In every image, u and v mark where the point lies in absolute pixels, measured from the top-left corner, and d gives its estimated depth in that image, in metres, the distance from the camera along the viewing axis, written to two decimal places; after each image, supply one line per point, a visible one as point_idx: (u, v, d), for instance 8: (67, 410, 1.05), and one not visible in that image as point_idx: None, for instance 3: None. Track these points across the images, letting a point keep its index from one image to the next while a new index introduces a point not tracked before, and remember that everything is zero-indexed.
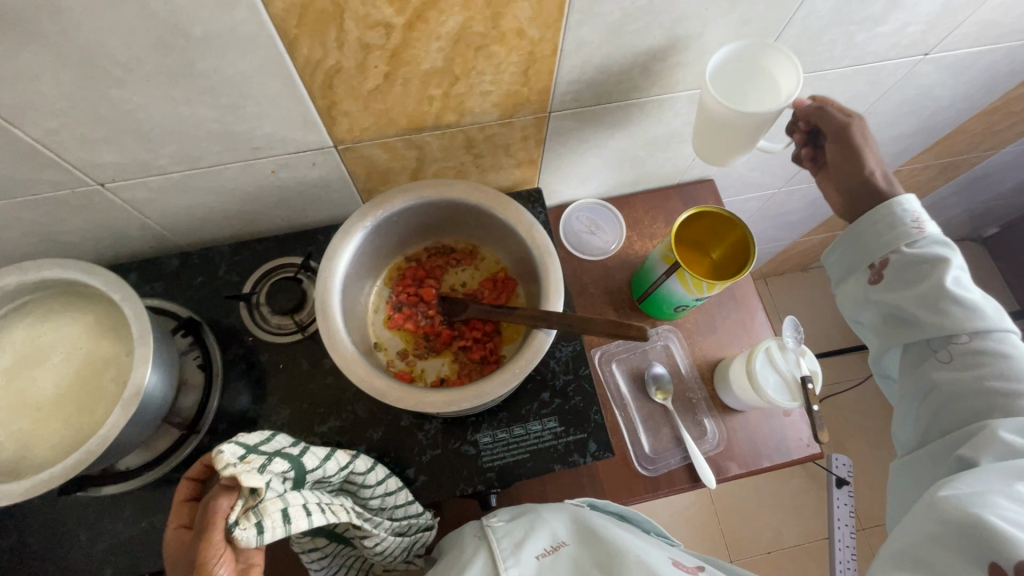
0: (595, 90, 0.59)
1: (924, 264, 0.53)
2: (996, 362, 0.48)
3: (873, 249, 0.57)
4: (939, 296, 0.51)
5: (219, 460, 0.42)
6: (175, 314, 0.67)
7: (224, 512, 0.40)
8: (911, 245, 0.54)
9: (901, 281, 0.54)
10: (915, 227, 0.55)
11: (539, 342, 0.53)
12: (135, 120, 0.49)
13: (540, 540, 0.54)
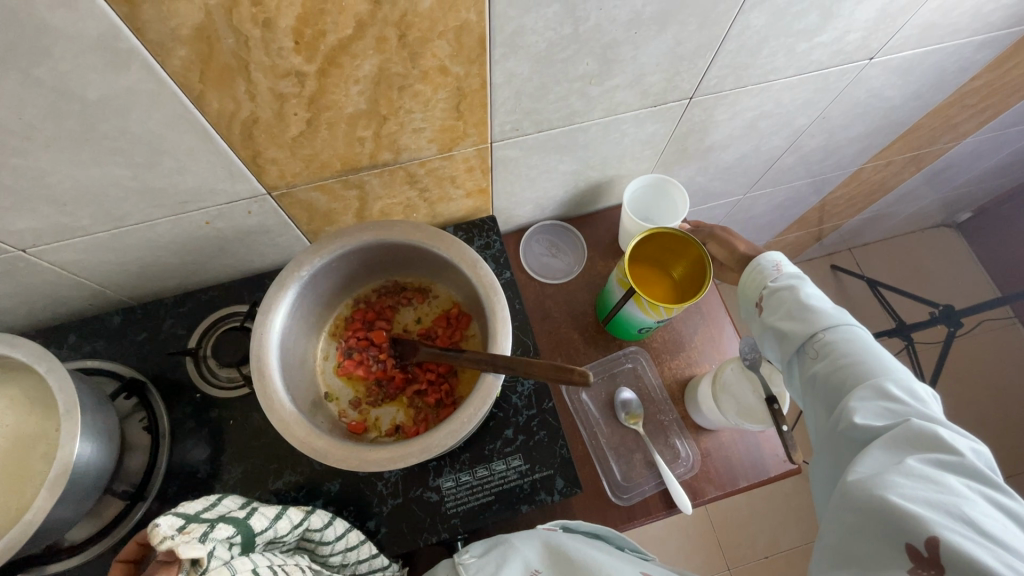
0: (534, 118, 0.58)
1: (782, 290, 0.60)
2: (848, 347, 0.52)
3: (750, 292, 0.64)
4: (799, 307, 0.57)
5: (155, 536, 0.35)
6: (117, 374, 0.64)
7: None
8: (775, 280, 0.62)
9: (774, 303, 0.60)
10: (775, 267, 0.63)
11: (487, 387, 0.50)
12: (45, 185, 0.47)
13: (513, 569, 0.51)
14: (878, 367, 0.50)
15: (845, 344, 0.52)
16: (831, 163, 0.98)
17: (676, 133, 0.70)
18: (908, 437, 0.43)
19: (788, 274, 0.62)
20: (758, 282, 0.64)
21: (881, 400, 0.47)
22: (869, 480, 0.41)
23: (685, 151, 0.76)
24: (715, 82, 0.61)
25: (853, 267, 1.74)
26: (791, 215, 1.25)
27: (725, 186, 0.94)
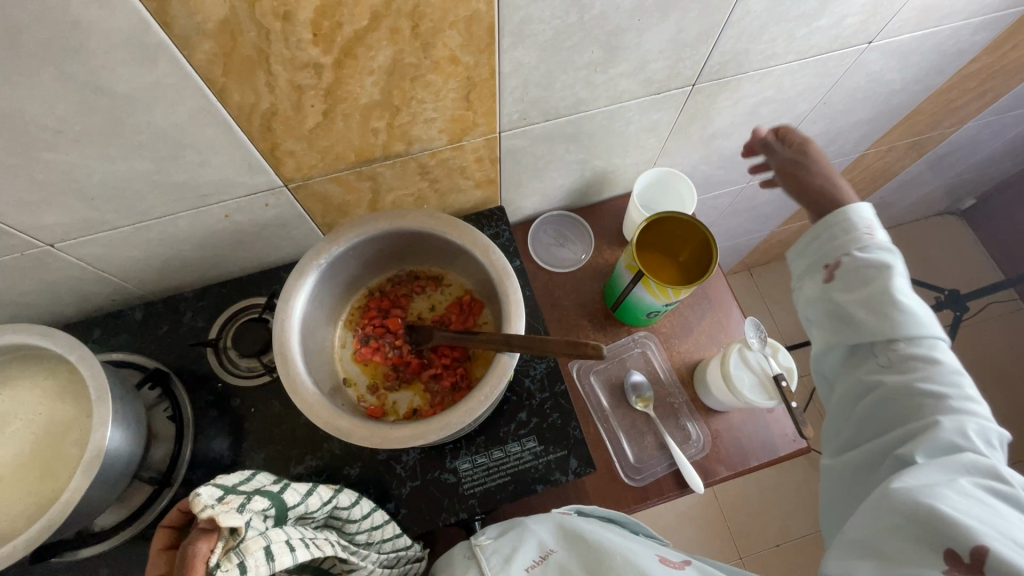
0: (541, 107, 0.59)
1: (869, 269, 0.51)
2: (925, 366, 0.47)
3: (828, 252, 0.55)
4: (884, 298, 0.49)
5: (195, 505, 0.37)
6: (141, 366, 0.66)
7: (203, 558, 0.35)
8: (863, 248, 0.52)
9: (849, 279, 0.52)
10: (869, 234, 0.53)
11: (503, 366, 0.52)
12: (74, 180, 0.49)
13: (529, 552, 0.52)
14: (935, 361, 0.47)
15: (902, 322, 0.49)
16: (833, 149, 0.99)
17: (679, 120, 0.72)
18: (954, 449, 0.43)
19: (879, 248, 0.52)
20: (840, 242, 0.54)
21: (935, 405, 0.45)
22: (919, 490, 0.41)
23: (688, 139, 0.77)
24: (716, 68, 0.63)
25: None
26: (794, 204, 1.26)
27: (729, 174, 0.95)
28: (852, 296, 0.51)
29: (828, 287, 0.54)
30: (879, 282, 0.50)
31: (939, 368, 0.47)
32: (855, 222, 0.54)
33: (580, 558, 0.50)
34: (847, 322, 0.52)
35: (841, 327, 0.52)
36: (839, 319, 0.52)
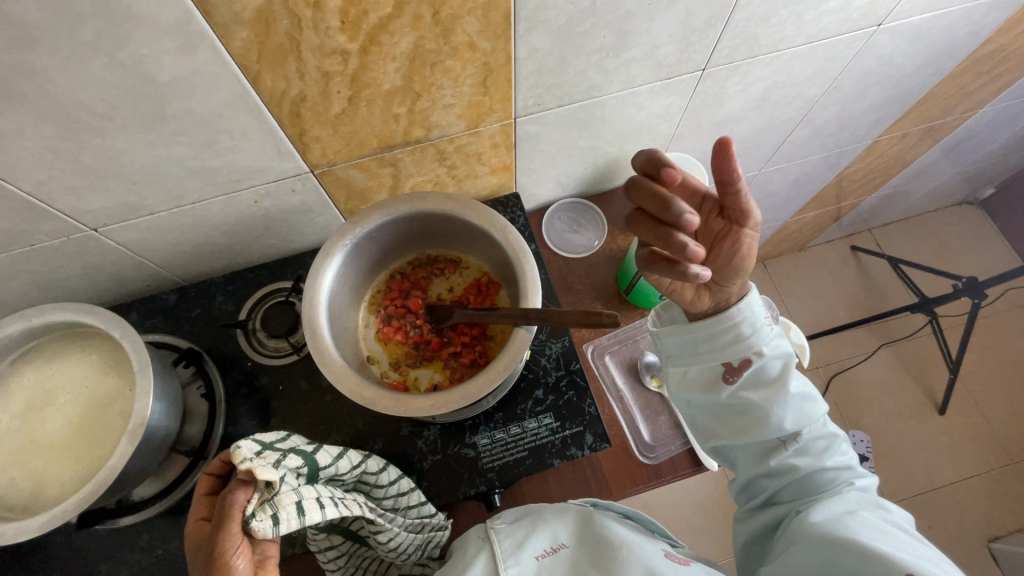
0: (555, 92, 0.61)
1: (773, 367, 0.57)
2: (812, 458, 0.57)
3: (725, 351, 0.57)
4: (774, 391, 0.56)
5: (236, 455, 0.40)
6: (175, 346, 0.69)
7: (241, 506, 0.39)
8: (766, 347, 0.57)
9: (755, 379, 0.57)
10: (764, 332, 0.57)
11: (521, 340, 0.54)
12: (118, 165, 0.52)
13: (541, 540, 0.52)
14: (816, 427, 0.58)
15: (789, 418, 0.57)
16: (846, 135, 0.99)
17: (690, 106, 0.73)
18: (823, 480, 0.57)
19: (775, 349, 0.57)
20: (723, 333, 0.57)
21: (819, 451, 0.57)
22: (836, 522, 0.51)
23: (699, 124, 0.79)
24: (726, 52, 0.64)
25: (874, 247, 1.73)
26: (807, 192, 1.26)
27: (740, 161, 0.96)
28: (756, 396, 0.57)
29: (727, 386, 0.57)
30: (782, 377, 0.57)
31: (814, 432, 0.58)
32: (748, 317, 0.57)
33: (591, 553, 0.52)
34: (742, 411, 0.58)
35: (733, 422, 0.59)
36: (739, 413, 0.58)
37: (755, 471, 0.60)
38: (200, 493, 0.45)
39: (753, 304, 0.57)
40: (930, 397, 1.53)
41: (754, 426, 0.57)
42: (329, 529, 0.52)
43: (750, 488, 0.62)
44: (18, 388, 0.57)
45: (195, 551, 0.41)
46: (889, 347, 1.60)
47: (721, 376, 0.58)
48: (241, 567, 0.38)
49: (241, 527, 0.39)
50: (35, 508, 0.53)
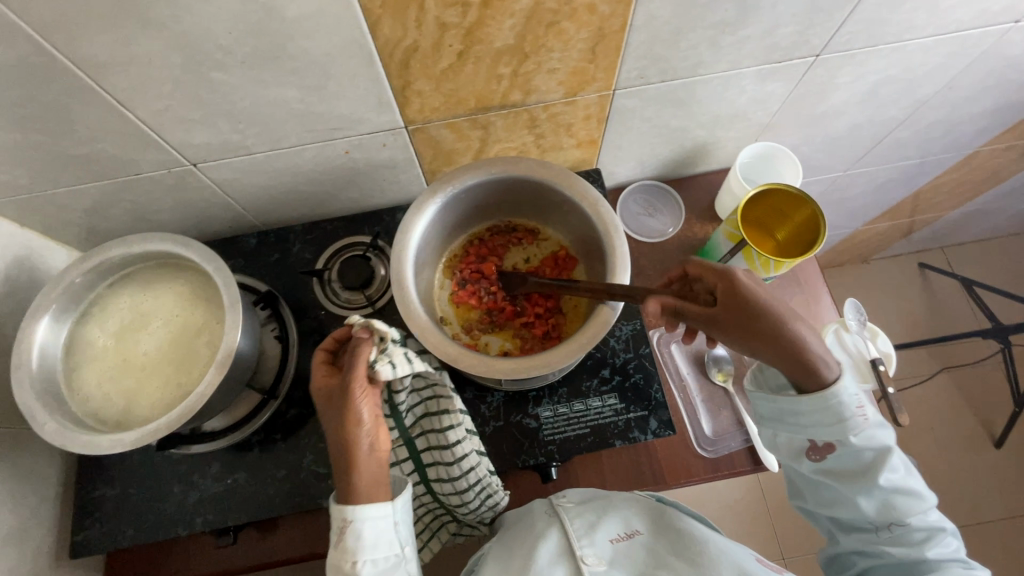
0: (661, 66, 0.59)
1: (867, 453, 0.54)
2: (910, 537, 0.53)
3: (813, 431, 0.55)
4: (864, 474, 0.54)
5: (357, 319, 0.51)
6: (254, 288, 0.70)
7: (365, 357, 0.50)
8: (863, 433, 0.54)
9: (844, 463, 0.55)
10: (861, 416, 0.53)
11: (605, 314, 0.54)
12: (229, 101, 0.53)
13: (613, 525, 0.54)
14: (919, 516, 0.54)
15: (886, 501, 0.54)
16: (946, 140, 0.93)
17: (794, 94, 0.70)
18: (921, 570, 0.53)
19: (872, 435, 0.54)
20: (827, 417, 0.54)
21: (919, 542, 0.53)
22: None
23: (797, 115, 0.75)
24: (847, 38, 0.61)
25: (945, 266, 1.64)
26: (888, 201, 1.20)
27: (829, 159, 0.92)
28: (843, 478, 0.55)
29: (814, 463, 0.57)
30: (876, 464, 0.54)
31: (917, 520, 0.53)
32: (844, 401, 0.53)
33: (666, 542, 0.53)
34: (824, 487, 0.57)
35: (818, 493, 0.58)
36: (825, 489, 0.57)
37: (844, 546, 0.58)
38: (319, 361, 0.54)
39: (851, 385, 0.53)
40: (988, 429, 1.45)
41: (840, 503, 0.56)
42: (401, 435, 0.57)
43: (840, 563, 0.59)
44: (114, 310, 0.60)
45: (323, 398, 0.52)
46: (949, 373, 1.53)
47: (804, 450, 0.57)
48: (365, 405, 0.49)
49: (365, 370, 0.49)
50: (126, 425, 0.56)
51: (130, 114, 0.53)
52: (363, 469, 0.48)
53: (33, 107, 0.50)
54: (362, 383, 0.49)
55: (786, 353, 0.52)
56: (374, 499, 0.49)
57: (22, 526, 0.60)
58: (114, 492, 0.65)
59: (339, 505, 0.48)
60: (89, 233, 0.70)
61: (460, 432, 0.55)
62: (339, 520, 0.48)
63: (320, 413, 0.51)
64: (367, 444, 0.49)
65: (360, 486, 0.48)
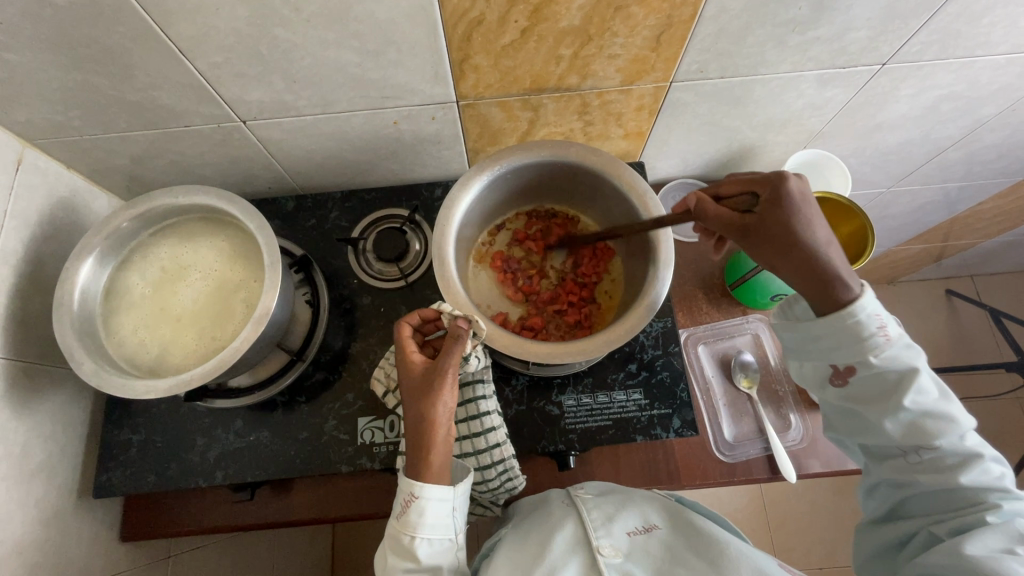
0: (724, 62, 0.58)
1: (892, 376, 0.49)
2: (948, 465, 0.49)
3: (835, 354, 0.50)
4: (890, 393, 0.49)
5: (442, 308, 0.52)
6: (289, 252, 0.71)
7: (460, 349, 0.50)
8: (880, 353, 0.48)
9: (875, 384, 0.50)
10: (881, 336, 0.48)
11: (645, 308, 0.54)
12: (289, 60, 0.53)
13: (631, 518, 0.54)
14: (951, 439, 0.49)
15: (921, 428, 0.49)
16: (995, 164, 0.91)
17: (852, 102, 0.68)
18: (958, 498, 0.49)
19: (896, 355, 0.48)
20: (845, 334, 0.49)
21: (953, 467, 0.49)
22: (973, 553, 0.44)
23: (851, 125, 0.74)
24: (917, 48, 0.59)
25: (973, 295, 1.60)
26: (926, 224, 1.17)
27: (874, 173, 0.90)
28: (870, 402, 0.50)
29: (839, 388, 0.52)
30: (901, 385, 0.49)
31: (949, 444, 0.49)
32: (863, 318, 0.48)
33: (685, 538, 0.52)
34: (855, 412, 0.53)
35: (851, 422, 0.54)
36: (856, 415, 0.53)
37: (876, 476, 0.53)
38: (405, 338, 0.54)
39: (870, 300, 0.48)
40: None
41: (869, 428, 0.52)
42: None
43: (875, 492, 0.55)
44: (155, 260, 0.61)
45: (411, 377, 0.51)
46: (966, 403, 1.50)
47: (828, 377, 0.53)
48: (451, 394, 0.49)
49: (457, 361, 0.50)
50: (159, 372, 0.57)
51: (190, 65, 0.53)
52: (438, 452, 0.50)
53: (95, 47, 0.50)
54: (454, 372, 0.50)
55: (803, 274, 0.49)
56: (440, 482, 0.50)
57: (49, 462, 0.61)
58: (140, 437, 0.66)
59: (409, 480, 0.49)
60: (130, 182, 0.70)
61: (491, 402, 0.60)
62: (406, 493, 0.49)
63: (404, 388, 0.52)
64: (446, 430, 0.50)
65: (433, 468, 0.49)
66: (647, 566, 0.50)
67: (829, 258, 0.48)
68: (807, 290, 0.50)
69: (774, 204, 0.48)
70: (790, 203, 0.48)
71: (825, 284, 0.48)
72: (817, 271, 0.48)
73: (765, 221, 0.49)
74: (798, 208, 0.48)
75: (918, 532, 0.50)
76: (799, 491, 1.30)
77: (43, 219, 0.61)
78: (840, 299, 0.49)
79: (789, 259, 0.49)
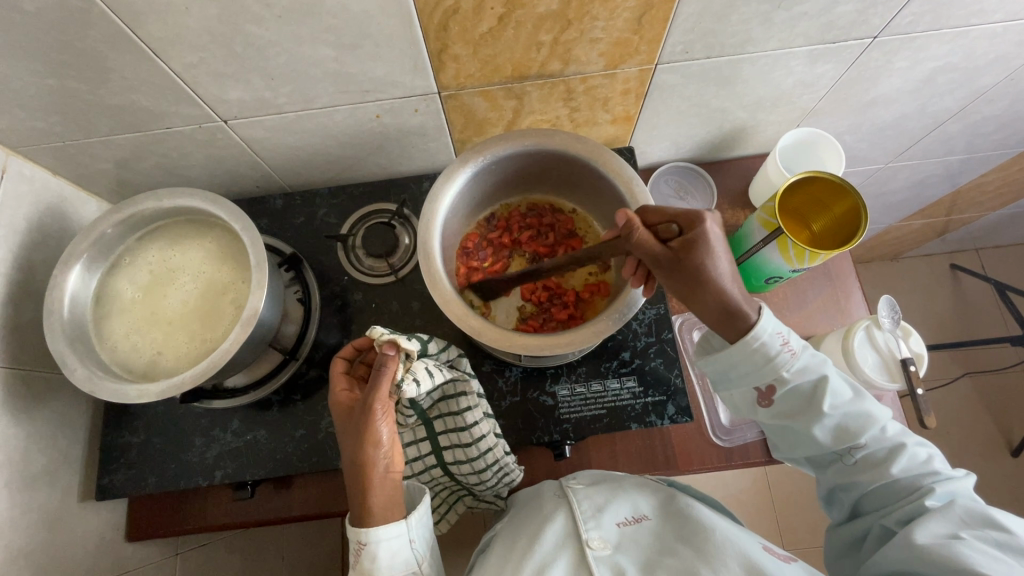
0: (709, 41, 0.57)
1: (805, 390, 0.52)
2: (879, 457, 0.51)
3: (754, 376, 0.52)
4: (806, 405, 0.52)
5: (373, 334, 0.53)
6: (280, 250, 0.70)
7: (390, 374, 0.52)
8: (790, 368, 0.51)
9: (791, 400, 0.53)
10: (787, 350, 0.50)
11: (631, 299, 0.53)
12: (264, 57, 0.52)
13: (622, 508, 0.55)
14: (874, 434, 0.51)
15: (840, 436, 0.52)
16: (996, 135, 0.89)
17: (844, 78, 0.66)
18: (898, 490, 0.51)
19: (804, 366, 0.51)
20: (758, 359, 0.51)
21: (882, 460, 0.51)
22: (922, 540, 0.45)
23: (844, 101, 0.72)
24: (909, 19, 0.57)
25: (978, 268, 1.58)
26: (927, 199, 1.15)
27: (871, 150, 0.88)
28: (792, 417, 0.53)
29: (764, 411, 0.54)
30: (814, 396, 0.51)
31: (872, 440, 0.51)
32: (766, 340, 0.50)
33: (674, 527, 0.52)
34: (783, 429, 0.55)
35: (785, 439, 0.56)
36: (783, 431, 0.55)
37: (826, 485, 0.56)
38: (338, 372, 0.57)
39: (770, 321, 0.50)
40: (1007, 437, 1.42)
41: (799, 442, 0.54)
42: (420, 417, 0.61)
43: (833, 500, 0.57)
44: (144, 263, 0.61)
45: (345, 417, 0.54)
46: (972, 378, 1.49)
47: (755, 401, 0.54)
48: (385, 422, 0.52)
49: (388, 389, 0.52)
50: (152, 375, 0.57)
51: (164, 66, 0.52)
52: (378, 490, 0.51)
53: (69, 52, 0.49)
54: (384, 402, 0.52)
55: (705, 306, 0.50)
56: (388, 520, 0.51)
57: (51, 466, 0.62)
58: (139, 440, 0.67)
59: (355, 528, 0.50)
60: (117, 186, 0.70)
61: (478, 413, 0.59)
62: (355, 541, 0.50)
63: (339, 430, 0.54)
64: (384, 465, 0.51)
65: (375, 508, 0.51)
66: (636, 556, 0.50)
67: (734, 293, 0.49)
68: (705, 315, 0.51)
69: (691, 241, 0.47)
70: (705, 243, 0.48)
71: (724, 314, 0.50)
72: (719, 306, 0.50)
73: (682, 257, 0.48)
74: (712, 250, 0.48)
75: (872, 528, 0.52)
76: (802, 472, 1.30)
77: (31, 227, 0.61)
78: (739, 327, 0.50)
79: (698, 293, 0.49)
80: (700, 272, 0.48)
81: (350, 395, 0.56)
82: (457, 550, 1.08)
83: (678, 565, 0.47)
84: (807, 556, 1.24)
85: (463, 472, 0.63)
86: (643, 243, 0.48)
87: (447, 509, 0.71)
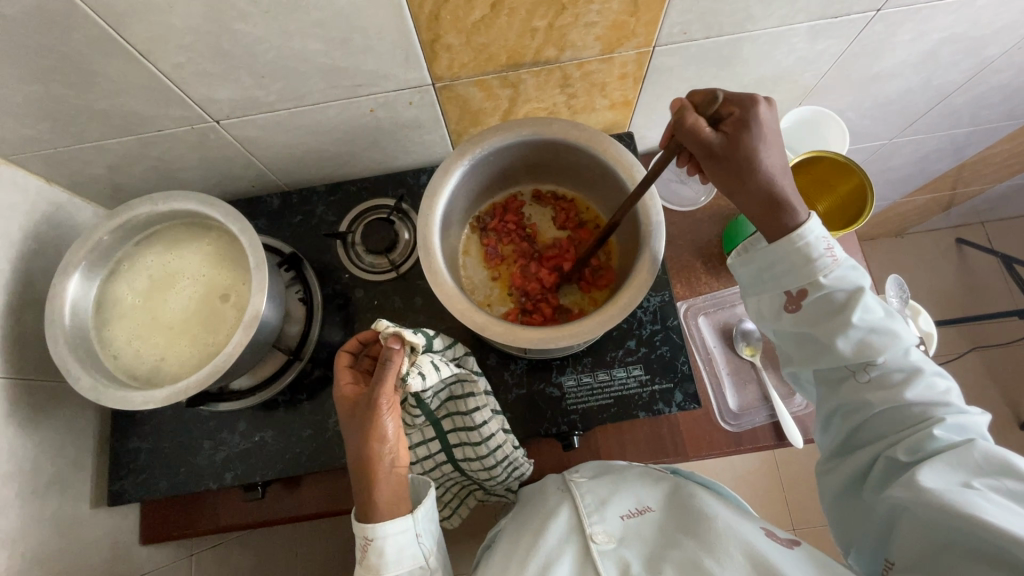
0: (708, 21, 0.55)
1: (840, 297, 0.50)
2: (898, 389, 0.49)
3: (787, 276, 0.51)
4: (835, 310, 0.50)
5: (378, 327, 0.52)
6: (280, 250, 0.70)
7: (396, 369, 0.51)
8: (828, 273, 0.49)
9: (820, 307, 0.51)
10: (829, 255, 0.50)
11: (638, 288, 0.52)
12: (254, 55, 0.51)
13: (625, 500, 0.55)
14: (894, 353, 0.49)
15: (867, 352, 0.49)
16: (1003, 106, 0.87)
17: (847, 53, 0.65)
18: (906, 416, 0.49)
19: (844, 273, 0.50)
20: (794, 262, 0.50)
21: (898, 384, 0.49)
22: (930, 484, 0.44)
23: (847, 76, 0.70)
24: None
25: (985, 242, 1.57)
26: (932, 173, 1.14)
27: (875, 125, 0.87)
28: (819, 323, 0.51)
29: (791, 316, 0.52)
30: (848, 303, 0.49)
31: (892, 359, 0.49)
32: (811, 240, 0.49)
33: (676, 519, 0.52)
34: (805, 338, 0.53)
35: (804, 351, 0.54)
36: (806, 341, 0.53)
37: (830, 406, 0.53)
38: (342, 365, 0.56)
39: (817, 226, 0.50)
40: (1014, 409, 1.42)
41: (820, 352, 0.52)
42: (428, 417, 0.60)
43: (831, 425, 0.55)
44: (143, 269, 0.61)
45: (350, 411, 0.53)
46: (978, 352, 1.48)
47: (782, 306, 0.53)
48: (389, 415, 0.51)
49: (394, 383, 0.52)
50: (156, 381, 0.57)
51: (152, 68, 0.51)
52: (384, 485, 0.51)
53: (55, 57, 0.48)
54: (389, 397, 0.52)
55: (755, 204, 0.50)
56: (394, 515, 0.51)
57: (61, 475, 0.62)
58: (148, 445, 0.67)
59: (361, 524, 0.50)
60: (112, 191, 0.69)
61: (487, 413, 0.58)
62: (361, 537, 0.50)
63: (345, 424, 0.54)
64: (389, 459, 0.52)
65: (381, 504, 0.51)
66: (640, 549, 0.50)
67: (784, 184, 0.48)
68: (753, 214, 0.51)
69: (738, 128, 0.46)
70: (753, 128, 0.46)
71: (772, 207, 0.49)
72: (766, 197, 0.49)
73: (731, 146, 0.47)
74: (761, 134, 0.47)
75: (871, 458, 0.50)
76: (808, 451, 1.30)
77: (28, 236, 0.60)
78: (787, 225, 0.50)
79: (741, 189, 0.49)
80: (742, 162, 0.47)
81: (356, 390, 0.55)
82: (470, 541, 1.09)
83: (682, 556, 0.47)
84: (816, 534, 1.24)
85: (473, 468, 0.63)
86: (698, 131, 0.46)
87: (457, 505, 0.72)
